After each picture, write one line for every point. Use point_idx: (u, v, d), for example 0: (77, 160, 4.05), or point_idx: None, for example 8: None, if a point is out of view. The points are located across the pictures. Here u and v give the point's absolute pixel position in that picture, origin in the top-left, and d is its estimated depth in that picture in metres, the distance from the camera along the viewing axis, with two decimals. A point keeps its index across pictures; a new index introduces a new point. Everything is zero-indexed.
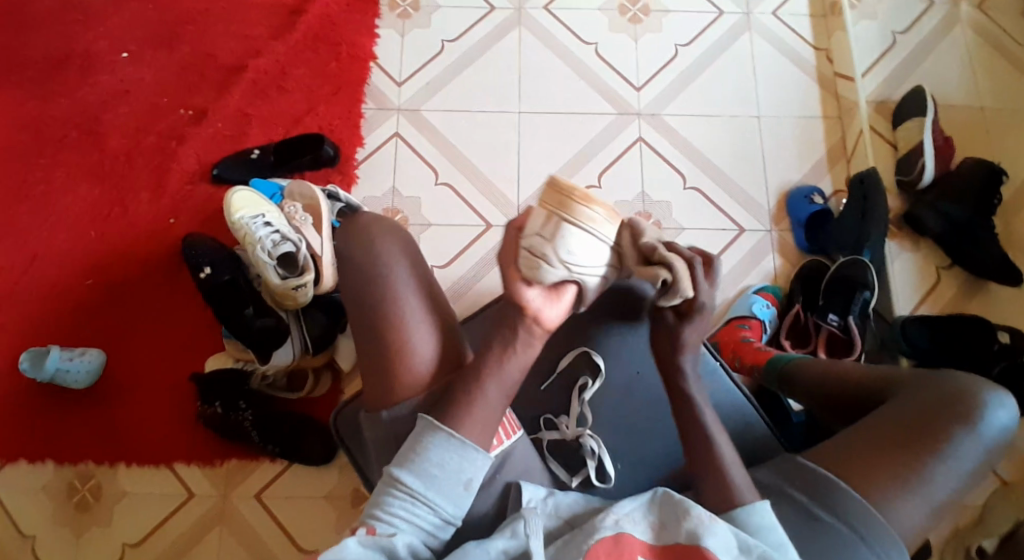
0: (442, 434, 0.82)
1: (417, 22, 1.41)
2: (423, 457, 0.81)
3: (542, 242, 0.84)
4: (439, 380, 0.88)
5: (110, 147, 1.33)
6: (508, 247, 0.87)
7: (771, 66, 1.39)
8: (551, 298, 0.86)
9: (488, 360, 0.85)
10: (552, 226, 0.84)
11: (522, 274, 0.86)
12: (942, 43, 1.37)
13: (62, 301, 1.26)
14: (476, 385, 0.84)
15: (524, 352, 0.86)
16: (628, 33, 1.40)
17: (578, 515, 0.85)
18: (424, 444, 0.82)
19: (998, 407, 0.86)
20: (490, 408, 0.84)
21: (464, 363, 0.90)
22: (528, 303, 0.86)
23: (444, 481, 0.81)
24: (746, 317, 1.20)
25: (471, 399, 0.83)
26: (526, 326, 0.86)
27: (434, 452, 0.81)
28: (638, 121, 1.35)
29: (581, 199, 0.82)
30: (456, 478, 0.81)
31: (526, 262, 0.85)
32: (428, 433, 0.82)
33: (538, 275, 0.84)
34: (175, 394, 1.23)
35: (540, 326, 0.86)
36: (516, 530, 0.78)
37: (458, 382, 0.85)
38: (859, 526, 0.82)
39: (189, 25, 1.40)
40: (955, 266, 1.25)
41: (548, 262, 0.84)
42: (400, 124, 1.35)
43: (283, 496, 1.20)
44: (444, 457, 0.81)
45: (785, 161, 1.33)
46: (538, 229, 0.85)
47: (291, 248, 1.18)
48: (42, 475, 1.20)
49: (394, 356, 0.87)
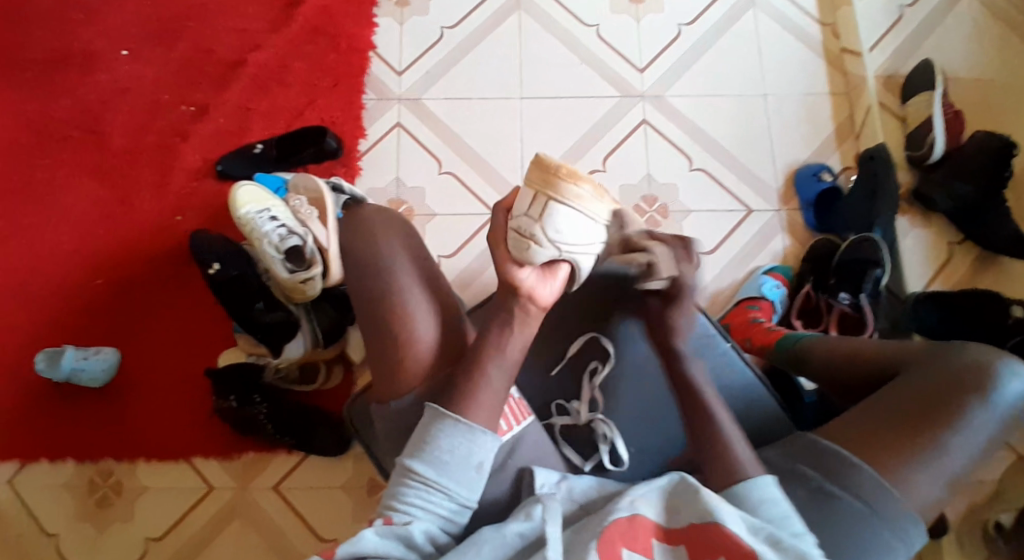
0: (449, 420, 0.82)
1: (416, 11, 1.40)
2: (432, 445, 0.82)
3: (531, 222, 0.88)
4: (445, 368, 0.89)
5: (117, 146, 1.34)
6: (499, 227, 0.90)
7: (775, 43, 1.37)
8: (545, 276, 0.89)
9: (488, 347, 0.86)
10: (538, 206, 0.88)
11: (513, 254, 0.89)
12: (950, 13, 1.35)
13: (76, 302, 1.27)
14: (478, 371, 0.85)
15: (522, 332, 0.87)
16: (630, 14, 1.39)
17: (592, 500, 0.86)
18: (434, 432, 0.82)
19: (1010, 377, 0.85)
20: (494, 394, 0.84)
21: (464, 351, 0.91)
22: (522, 282, 0.88)
23: (456, 467, 0.82)
24: (756, 298, 1.20)
25: (475, 386, 0.84)
26: (521, 306, 0.87)
27: (443, 439, 0.82)
28: (642, 104, 1.34)
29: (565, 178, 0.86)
30: (467, 462, 0.82)
31: (516, 243, 0.89)
32: (435, 421, 0.83)
33: (528, 255, 0.88)
34: (190, 390, 1.25)
35: (535, 305, 0.88)
36: (530, 511, 0.79)
37: (461, 370, 0.85)
38: (874, 503, 0.82)
39: (193, 21, 1.40)
40: (967, 241, 1.24)
41: (538, 242, 0.87)
42: (402, 114, 1.35)
43: (301, 487, 1.22)
44: (453, 443, 0.82)
45: (793, 141, 1.31)
46: (526, 209, 0.88)
47: (298, 241, 1.18)
48: (64, 473, 1.22)
49: (400, 350, 0.88)
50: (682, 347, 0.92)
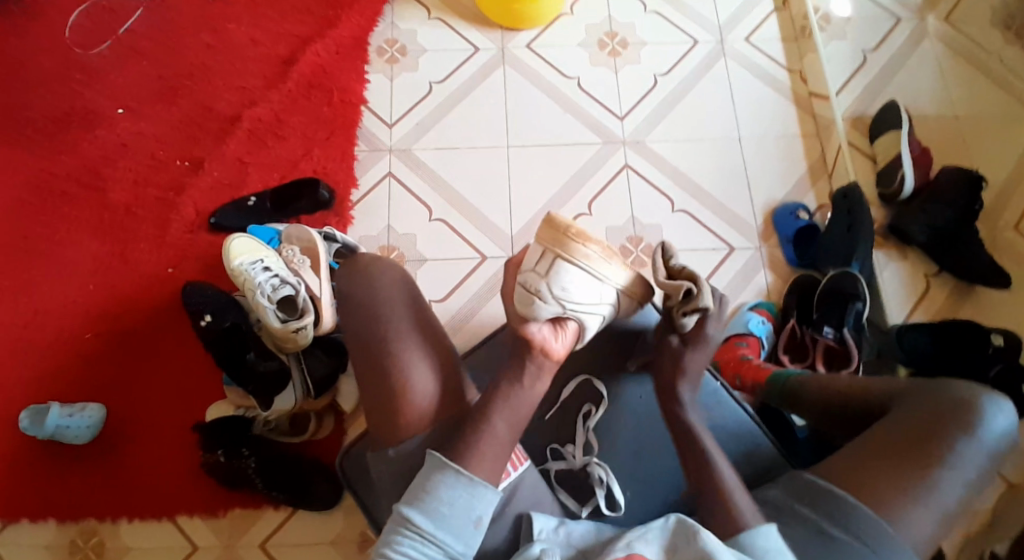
0: (451, 473, 0.82)
1: (405, 66, 1.45)
2: (432, 496, 0.81)
3: (537, 277, 0.93)
4: (444, 415, 0.89)
5: (109, 200, 1.35)
6: (509, 288, 0.96)
7: (749, 89, 1.43)
8: (556, 331, 0.91)
9: (497, 396, 0.86)
10: (546, 262, 0.93)
11: (519, 311, 0.94)
12: (912, 57, 1.42)
13: (62, 356, 1.26)
14: (484, 421, 0.85)
15: (533, 383, 0.88)
16: (609, 65, 1.45)
17: (591, 545, 0.84)
18: (433, 482, 0.82)
19: (995, 412, 0.86)
20: (496, 444, 0.84)
21: (466, 400, 0.91)
22: (533, 335, 0.89)
23: (455, 520, 0.81)
24: (744, 335, 1.22)
25: (477, 435, 0.84)
26: (535, 360, 0.88)
27: (444, 490, 0.81)
28: (625, 149, 1.38)
29: (576, 237, 0.92)
30: (466, 516, 0.81)
31: (522, 298, 0.93)
32: (436, 472, 0.82)
33: (533, 310, 0.92)
34: (178, 447, 1.22)
35: (549, 358, 0.88)
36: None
37: (465, 425, 0.85)
38: (872, 541, 0.81)
39: (185, 79, 1.43)
40: (943, 273, 1.27)
41: (541, 296, 0.92)
42: (393, 164, 1.38)
43: (289, 545, 1.19)
44: (453, 496, 0.81)
45: (770, 181, 1.36)
46: (532, 264, 0.94)
47: (290, 291, 1.19)
48: (44, 534, 1.18)
49: (397, 399, 0.88)
50: (685, 395, 0.93)
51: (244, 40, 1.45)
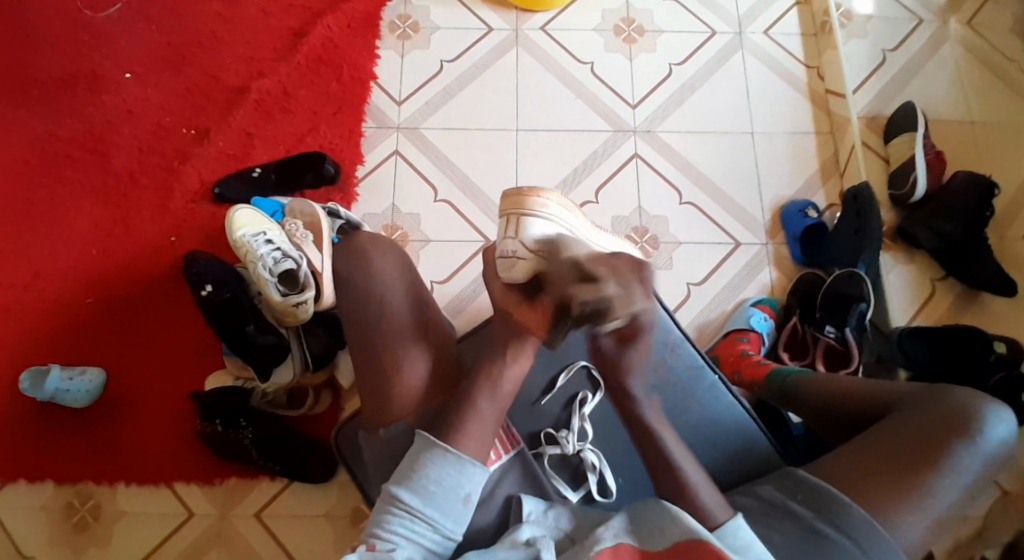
0: (439, 451, 0.81)
1: (416, 43, 1.43)
2: (421, 474, 0.81)
3: (510, 240, 0.89)
4: (438, 395, 0.89)
5: (114, 166, 1.34)
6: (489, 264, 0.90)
7: (763, 83, 1.41)
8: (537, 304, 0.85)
9: (490, 381, 0.85)
10: (513, 225, 0.90)
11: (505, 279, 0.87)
12: (932, 59, 1.40)
13: (64, 320, 1.26)
14: (468, 403, 0.84)
15: (514, 364, 0.86)
16: (623, 52, 1.43)
17: (577, 526, 0.83)
18: (423, 461, 0.81)
19: (994, 420, 0.86)
20: (484, 425, 0.84)
21: (456, 384, 0.91)
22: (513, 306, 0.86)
23: (443, 498, 0.80)
24: (745, 330, 1.21)
25: (464, 416, 0.83)
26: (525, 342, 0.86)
27: (432, 468, 0.81)
28: (635, 138, 1.37)
29: (533, 191, 0.91)
30: (455, 493, 0.81)
31: (505, 267, 0.87)
32: (426, 451, 0.82)
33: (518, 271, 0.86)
34: (176, 415, 1.23)
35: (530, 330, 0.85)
36: (519, 544, 0.78)
37: (452, 405, 0.85)
38: (864, 542, 0.81)
39: (195, 46, 1.41)
40: (949, 279, 1.27)
41: (524, 255, 0.87)
42: (400, 142, 1.37)
43: (283, 515, 1.20)
44: (441, 474, 0.81)
45: (780, 178, 1.35)
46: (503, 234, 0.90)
47: (292, 265, 1.18)
48: (42, 494, 1.19)
49: (392, 385, 0.88)
50: (635, 387, 0.86)
51: (255, 10, 1.44)
